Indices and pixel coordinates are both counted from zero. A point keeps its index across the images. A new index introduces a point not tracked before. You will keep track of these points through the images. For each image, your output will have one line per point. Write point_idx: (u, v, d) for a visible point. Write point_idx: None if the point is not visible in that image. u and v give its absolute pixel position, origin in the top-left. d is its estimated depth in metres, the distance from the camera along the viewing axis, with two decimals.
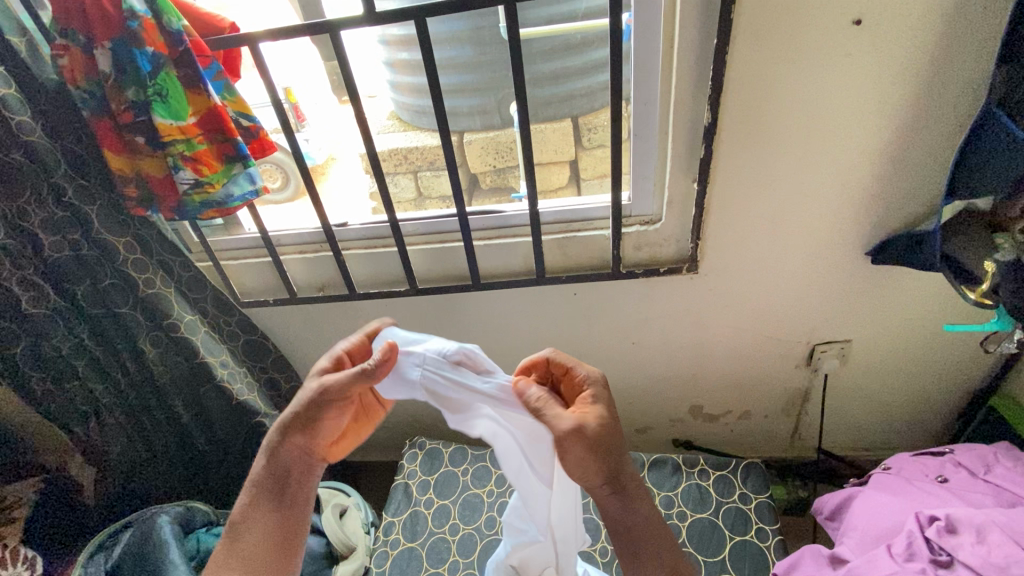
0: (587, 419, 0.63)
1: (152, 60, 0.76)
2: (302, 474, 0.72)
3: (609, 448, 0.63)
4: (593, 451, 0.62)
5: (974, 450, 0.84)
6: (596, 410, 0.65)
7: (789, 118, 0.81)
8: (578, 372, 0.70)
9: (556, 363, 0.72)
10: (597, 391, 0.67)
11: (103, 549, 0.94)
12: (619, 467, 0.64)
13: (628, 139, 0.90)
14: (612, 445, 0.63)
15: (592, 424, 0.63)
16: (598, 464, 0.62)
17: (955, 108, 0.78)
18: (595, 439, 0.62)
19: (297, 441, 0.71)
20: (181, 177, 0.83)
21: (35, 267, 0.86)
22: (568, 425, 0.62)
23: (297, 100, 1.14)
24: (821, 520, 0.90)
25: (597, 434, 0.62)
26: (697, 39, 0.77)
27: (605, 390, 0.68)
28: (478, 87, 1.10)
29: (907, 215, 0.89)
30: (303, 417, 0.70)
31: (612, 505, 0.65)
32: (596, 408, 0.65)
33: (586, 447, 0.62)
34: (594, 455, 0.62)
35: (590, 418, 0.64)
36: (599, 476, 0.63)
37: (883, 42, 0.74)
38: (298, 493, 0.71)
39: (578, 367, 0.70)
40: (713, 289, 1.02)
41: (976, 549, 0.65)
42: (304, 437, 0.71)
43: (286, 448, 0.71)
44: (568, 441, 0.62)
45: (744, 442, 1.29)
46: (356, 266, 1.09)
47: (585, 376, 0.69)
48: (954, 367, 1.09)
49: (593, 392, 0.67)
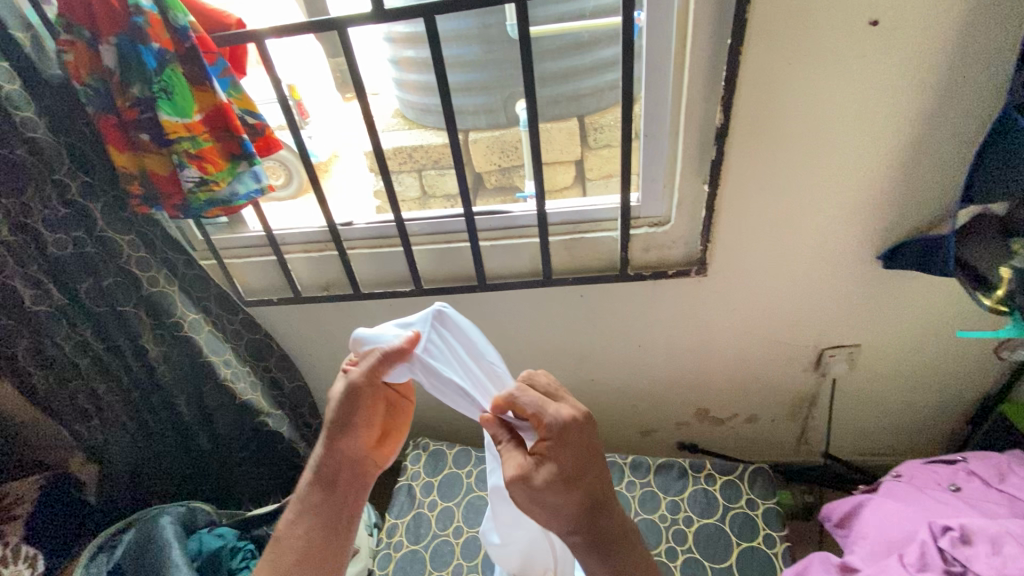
0: (534, 474, 0.57)
1: (157, 56, 0.75)
2: (346, 479, 0.72)
3: (560, 505, 0.57)
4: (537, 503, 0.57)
5: (988, 458, 0.83)
6: (549, 463, 0.57)
7: (801, 119, 0.80)
8: (543, 418, 0.59)
9: (521, 407, 0.61)
10: (556, 443, 0.57)
11: (104, 549, 0.93)
12: (582, 520, 0.58)
13: (638, 140, 0.89)
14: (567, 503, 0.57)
15: (539, 482, 0.56)
16: (552, 516, 0.58)
17: (972, 111, 0.77)
18: (537, 496, 0.57)
19: (337, 449, 0.72)
20: (186, 174, 0.82)
21: (39, 265, 0.85)
22: (514, 473, 0.58)
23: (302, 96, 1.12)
24: (829, 527, 0.89)
25: (544, 491, 0.56)
26: (709, 39, 0.76)
27: (576, 434, 0.58)
28: (484, 85, 1.09)
29: (920, 218, 0.88)
30: (337, 424, 0.71)
31: (581, 553, 0.60)
32: (552, 459, 0.57)
33: (531, 499, 0.57)
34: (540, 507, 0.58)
35: (540, 472, 0.57)
36: (559, 524, 0.59)
37: (899, 42, 0.73)
38: (344, 498, 0.72)
39: (543, 413, 0.59)
40: (721, 291, 1.01)
41: (991, 560, 0.64)
42: (344, 442, 0.71)
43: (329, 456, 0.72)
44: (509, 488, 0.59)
45: (749, 446, 1.28)
46: (361, 266, 1.08)
47: (549, 425, 0.59)
48: (964, 373, 1.08)
49: (552, 443, 0.58)
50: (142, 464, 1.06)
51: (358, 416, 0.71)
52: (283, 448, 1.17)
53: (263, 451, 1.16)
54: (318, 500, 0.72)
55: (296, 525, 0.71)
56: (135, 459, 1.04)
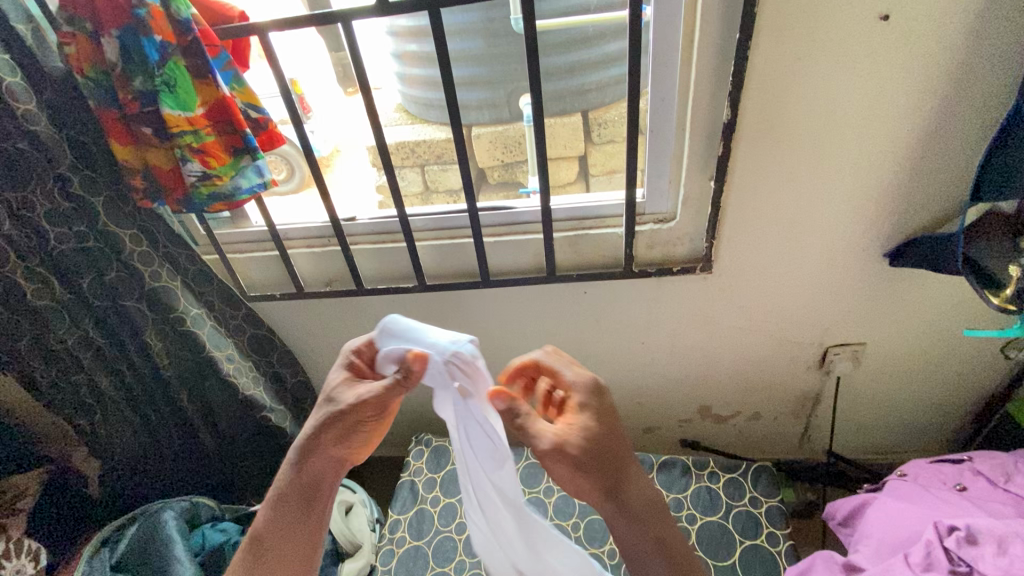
0: (569, 434, 0.62)
1: (159, 48, 0.74)
2: (325, 490, 0.71)
3: (596, 465, 0.62)
4: (575, 464, 0.61)
5: (994, 458, 0.83)
6: (581, 420, 0.64)
7: (810, 115, 0.79)
8: (565, 377, 0.69)
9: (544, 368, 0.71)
10: (583, 399, 0.66)
11: (108, 543, 0.94)
12: (618, 480, 0.63)
13: (643, 135, 0.88)
14: (600, 457, 0.62)
15: (575, 438, 0.62)
16: (592, 479, 0.62)
17: (983, 107, 0.76)
18: (576, 455, 0.61)
19: (326, 457, 0.70)
20: (189, 168, 0.81)
21: (40, 258, 0.84)
22: (548, 445, 0.61)
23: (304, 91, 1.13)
24: (833, 525, 0.89)
25: (583, 450, 0.62)
26: (718, 34, 0.75)
27: (596, 396, 0.66)
28: (488, 80, 1.09)
29: (928, 216, 0.87)
30: (327, 435, 0.69)
31: (615, 521, 0.64)
32: (583, 420, 0.64)
33: (570, 461, 0.61)
34: (578, 469, 0.62)
35: (576, 433, 0.63)
36: (596, 490, 0.63)
37: (910, 38, 0.72)
38: (319, 509, 0.71)
39: (567, 372, 0.69)
40: (725, 289, 1.00)
41: (998, 561, 0.64)
42: (335, 453, 0.70)
43: (312, 462, 0.70)
44: (547, 453, 0.61)
45: (752, 444, 1.28)
46: (364, 261, 1.08)
47: (572, 382, 0.68)
48: (969, 372, 1.07)
49: (579, 399, 0.66)
50: (145, 459, 1.05)
51: (356, 434, 0.69)
52: (285, 442, 1.17)
53: (265, 445, 1.17)
54: (291, 506, 0.70)
55: (268, 530, 0.70)
56: (137, 454, 1.04)
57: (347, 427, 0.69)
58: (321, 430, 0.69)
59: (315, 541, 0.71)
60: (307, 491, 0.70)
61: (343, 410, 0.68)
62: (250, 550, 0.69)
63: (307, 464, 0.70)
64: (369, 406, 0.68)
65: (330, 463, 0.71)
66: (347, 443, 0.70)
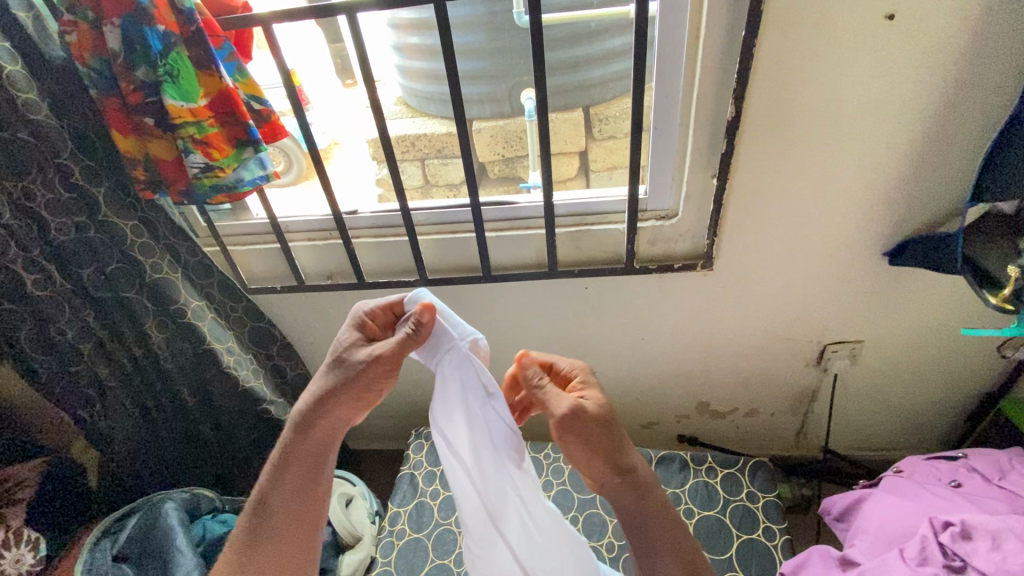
0: (586, 401, 0.62)
1: (162, 38, 0.73)
2: (329, 454, 0.69)
3: (607, 436, 0.61)
4: (591, 431, 0.61)
5: (988, 455, 0.84)
6: (592, 396, 0.64)
7: (812, 114, 0.79)
8: (562, 366, 0.68)
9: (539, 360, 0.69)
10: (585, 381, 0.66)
11: (109, 534, 0.94)
12: (625, 457, 0.62)
13: (647, 132, 0.88)
14: (613, 427, 0.62)
15: (591, 406, 0.62)
16: (603, 451, 0.61)
17: (984, 107, 0.77)
18: (588, 425, 0.61)
19: (333, 416, 0.68)
20: (191, 160, 0.81)
21: (41, 249, 0.84)
22: (570, 404, 0.61)
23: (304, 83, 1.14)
24: (828, 521, 0.90)
25: (595, 417, 0.61)
26: (723, 31, 0.75)
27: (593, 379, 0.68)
28: (491, 74, 1.08)
29: (928, 216, 0.88)
30: (334, 396, 0.67)
31: (624, 498, 0.62)
32: (589, 394, 0.64)
33: (586, 429, 0.61)
34: (593, 438, 0.61)
35: (587, 403, 0.62)
36: (605, 468, 0.62)
37: (915, 37, 0.72)
38: (323, 474, 0.68)
39: (562, 362, 0.69)
40: (725, 286, 1.01)
41: (992, 555, 0.65)
42: (342, 412, 0.68)
43: (316, 424, 0.68)
44: (568, 418, 0.60)
45: (749, 440, 1.29)
46: (365, 255, 1.08)
47: (570, 368, 0.68)
48: (964, 370, 1.09)
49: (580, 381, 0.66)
50: (144, 451, 1.05)
51: (367, 392, 0.68)
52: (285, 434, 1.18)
53: (264, 436, 1.18)
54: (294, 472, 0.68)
55: (268, 497, 0.67)
56: (136, 446, 1.03)
57: (360, 383, 0.67)
58: (329, 391, 0.68)
59: (318, 508, 0.68)
60: (311, 455, 0.68)
61: (356, 366, 0.67)
62: (250, 519, 0.66)
63: (312, 427, 0.68)
64: (382, 362, 0.66)
65: (334, 426, 0.69)
66: (358, 401, 0.68)
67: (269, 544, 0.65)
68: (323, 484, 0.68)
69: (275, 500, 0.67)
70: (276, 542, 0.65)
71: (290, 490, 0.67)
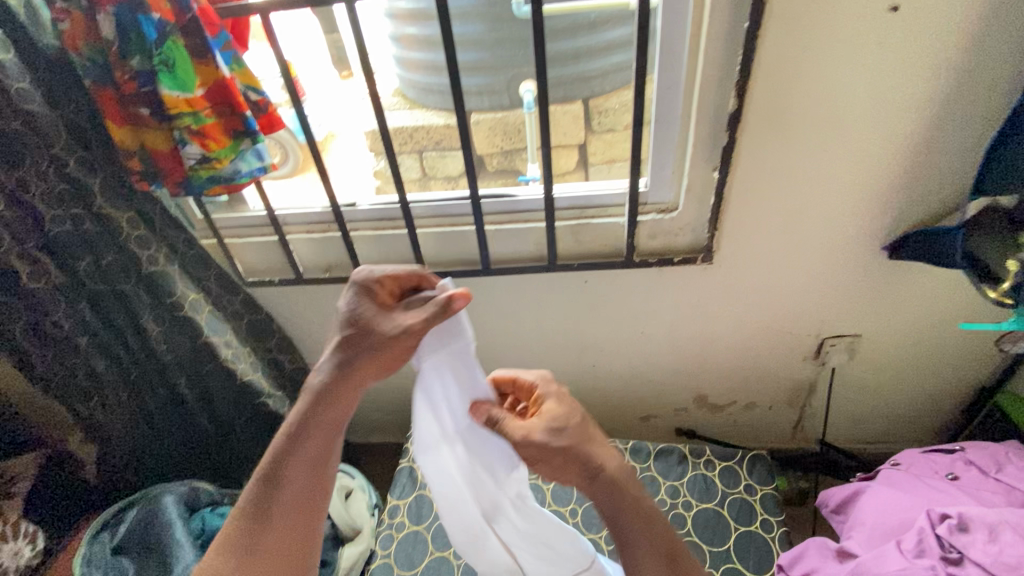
0: (538, 423, 0.62)
1: (158, 26, 0.72)
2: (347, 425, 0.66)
3: (568, 448, 0.60)
4: (546, 450, 0.60)
5: (985, 448, 0.84)
6: (549, 411, 0.63)
7: (814, 108, 0.79)
8: (523, 380, 0.69)
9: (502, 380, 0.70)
10: (545, 396, 0.66)
11: (108, 527, 0.94)
12: (592, 460, 0.60)
13: (648, 123, 0.88)
14: (573, 435, 0.61)
15: (543, 427, 0.61)
16: (565, 460, 0.60)
17: (986, 101, 0.77)
18: (547, 444, 0.60)
19: (356, 387, 0.65)
20: (188, 152, 0.81)
21: (36, 241, 0.82)
22: (520, 434, 0.61)
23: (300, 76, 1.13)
24: (826, 513, 0.91)
25: (550, 436, 0.60)
26: (727, 22, 0.75)
27: (555, 389, 0.67)
28: (490, 66, 1.07)
29: (927, 210, 0.88)
30: (358, 364, 0.65)
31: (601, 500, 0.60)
32: (549, 409, 0.64)
33: (540, 451, 0.60)
34: (550, 455, 0.60)
35: (541, 421, 0.62)
36: (572, 471, 0.60)
37: (919, 29, 0.72)
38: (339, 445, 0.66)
39: (525, 375, 0.69)
40: (725, 280, 1.01)
41: (988, 548, 0.66)
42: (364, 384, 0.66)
43: (337, 394, 0.65)
44: (520, 444, 0.62)
45: (746, 433, 1.29)
46: (363, 248, 1.07)
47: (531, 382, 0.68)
48: (960, 364, 1.09)
49: (541, 397, 0.66)
50: (141, 445, 1.05)
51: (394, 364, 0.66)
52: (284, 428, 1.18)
53: (263, 429, 1.18)
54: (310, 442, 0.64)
55: (280, 466, 0.63)
56: (133, 439, 1.03)
57: (388, 356, 0.65)
58: (352, 358, 0.65)
59: (329, 481, 0.65)
60: (329, 427, 0.65)
61: (387, 337, 0.64)
62: (258, 490, 0.62)
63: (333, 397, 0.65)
64: (412, 336, 0.64)
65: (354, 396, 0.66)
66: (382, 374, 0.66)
67: (278, 516, 0.61)
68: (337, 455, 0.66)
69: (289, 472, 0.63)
70: (286, 514, 0.62)
71: (306, 461, 0.63)
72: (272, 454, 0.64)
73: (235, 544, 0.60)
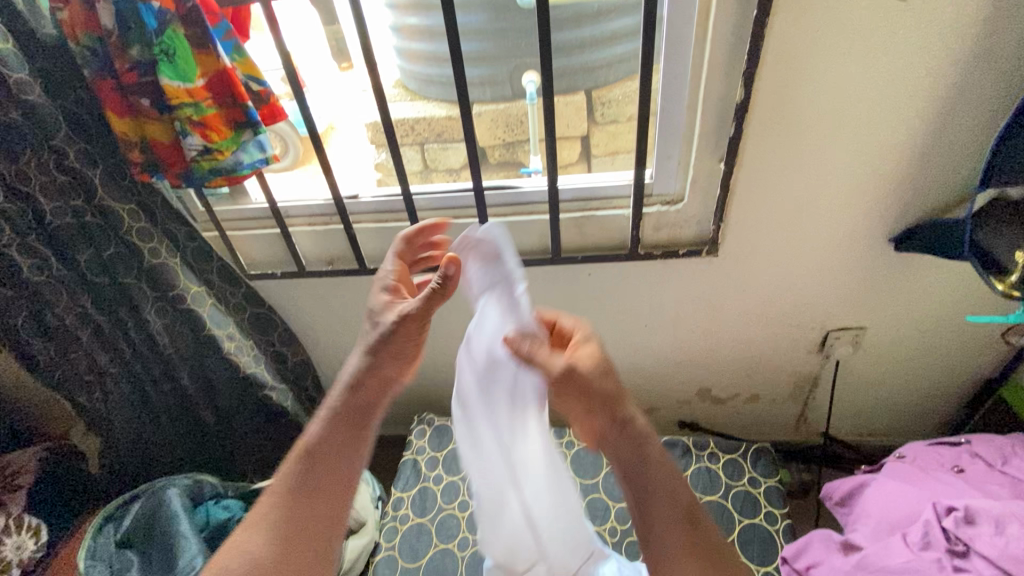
0: (580, 357, 0.58)
1: (157, 15, 0.71)
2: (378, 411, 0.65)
3: (607, 391, 0.57)
4: (585, 387, 0.57)
5: (991, 440, 0.84)
6: (589, 350, 0.59)
7: (823, 98, 0.78)
8: (563, 322, 0.65)
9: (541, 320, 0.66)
10: (583, 337, 0.62)
11: (111, 520, 0.94)
12: (622, 407, 0.57)
13: (654, 114, 0.87)
14: (609, 377, 0.58)
15: (585, 361, 0.58)
16: (600, 402, 0.56)
17: (997, 91, 0.75)
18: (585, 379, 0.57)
19: (383, 372, 0.65)
20: (189, 142, 0.79)
21: (37, 234, 0.82)
22: (562, 364, 0.57)
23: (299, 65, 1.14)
24: (830, 506, 0.90)
25: (592, 371, 0.57)
26: (734, 10, 0.73)
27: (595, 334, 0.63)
28: (491, 57, 1.06)
29: (935, 202, 0.87)
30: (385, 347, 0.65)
31: (625, 453, 0.55)
32: (588, 349, 0.60)
33: (579, 388, 0.57)
34: (588, 393, 0.56)
35: (582, 356, 0.59)
36: (599, 417, 0.57)
37: (930, 17, 0.70)
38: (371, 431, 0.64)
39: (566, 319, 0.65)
40: (730, 272, 1.00)
41: (994, 540, 0.66)
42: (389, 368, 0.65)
43: (369, 379, 0.64)
44: (560, 376, 0.57)
45: (749, 425, 1.29)
46: (366, 241, 1.07)
47: (570, 325, 0.64)
48: (965, 357, 1.09)
49: (581, 336, 0.62)
50: (145, 436, 1.05)
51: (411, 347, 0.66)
52: (287, 422, 1.18)
53: (266, 424, 1.17)
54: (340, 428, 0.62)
55: (315, 450, 0.61)
56: (137, 431, 1.03)
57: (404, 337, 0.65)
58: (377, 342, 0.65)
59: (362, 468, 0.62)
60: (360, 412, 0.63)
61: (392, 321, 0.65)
62: (295, 472, 0.60)
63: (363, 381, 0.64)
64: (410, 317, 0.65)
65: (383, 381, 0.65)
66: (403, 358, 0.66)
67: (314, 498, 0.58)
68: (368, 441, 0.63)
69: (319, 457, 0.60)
70: (321, 499, 0.59)
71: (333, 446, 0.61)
72: (309, 438, 0.62)
73: (269, 533, 0.56)
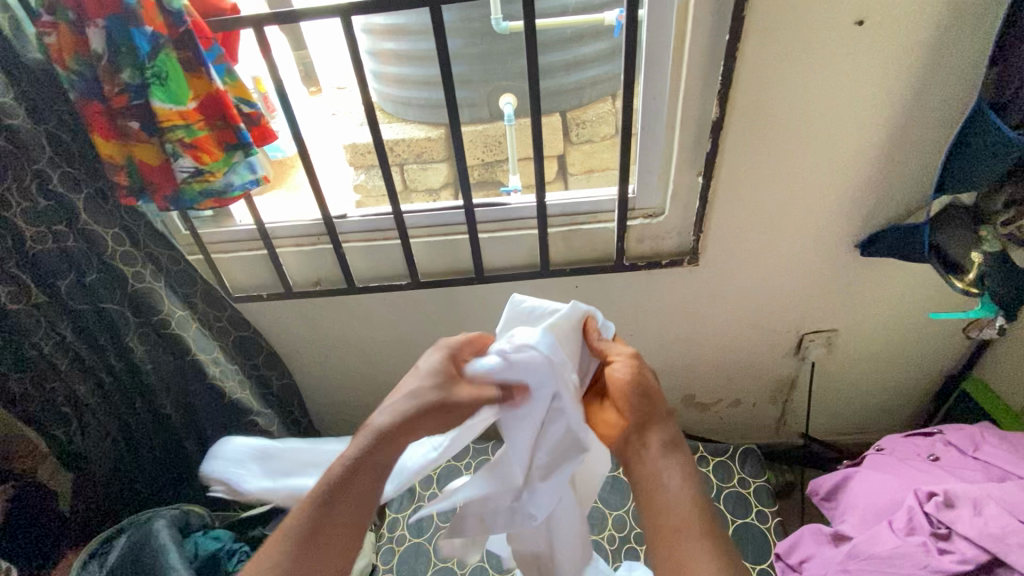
0: (620, 367, 0.67)
1: (151, 40, 0.72)
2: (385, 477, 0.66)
3: (643, 411, 0.66)
4: (627, 401, 0.66)
5: (961, 428, 0.90)
6: (622, 369, 0.68)
7: (790, 116, 0.84)
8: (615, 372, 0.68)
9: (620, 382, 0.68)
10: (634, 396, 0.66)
11: (96, 556, 0.90)
12: (651, 420, 0.66)
13: (634, 132, 0.91)
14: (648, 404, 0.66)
15: (624, 374, 0.67)
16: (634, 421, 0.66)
17: (945, 107, 0.83)
18: (646, 387, 0.67)
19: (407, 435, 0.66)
20: (181, 164, 0.80)
21: (15, 259, 0.80)
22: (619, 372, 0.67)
23: (267, 90, 1.01)
24: (817, 501, 0.94)
25: (630, 383, 0.67)
26: (707, 35, 0.79)
27: (639, 384, 0.67)
28: (468, 79, 1.09)
29: (896, 210, 0.94)
30: (458, 409, 0.67)
31: (666, 467, 0.62)
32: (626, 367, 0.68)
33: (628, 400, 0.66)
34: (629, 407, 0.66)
35: (626, 375, 0.67)
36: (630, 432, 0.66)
37: (881, 42, 0.77)
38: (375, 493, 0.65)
39: (619, 367, 0.68)
40: (710, 281, 1.05)
41: (974, 521, 0.71)
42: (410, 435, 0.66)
43: (393, 448, 0.65)
44: (621, 381, 0.67)
45: (731, 430, 1.33)
46: (355, 259, 1.07)
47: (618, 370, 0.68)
48: (929, 355, 1.16)
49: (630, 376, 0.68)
50: (122, 467, 1.01)
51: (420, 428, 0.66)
52: None
53: None
54: (364, 480, 0.64)
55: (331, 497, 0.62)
56: (114, 464, 0.99)
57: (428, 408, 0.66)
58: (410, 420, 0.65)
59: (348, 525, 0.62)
60: (388, 467, 0.66)
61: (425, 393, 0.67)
62: (308, 526, 0.61)
63: (377, 449, 0.64)
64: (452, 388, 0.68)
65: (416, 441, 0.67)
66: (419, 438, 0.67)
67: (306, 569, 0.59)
68: (372, 489, 0.64)
69: (325, 532, 0.61)
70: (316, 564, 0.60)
71: (358, 489, 0.63)
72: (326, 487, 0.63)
73: None
